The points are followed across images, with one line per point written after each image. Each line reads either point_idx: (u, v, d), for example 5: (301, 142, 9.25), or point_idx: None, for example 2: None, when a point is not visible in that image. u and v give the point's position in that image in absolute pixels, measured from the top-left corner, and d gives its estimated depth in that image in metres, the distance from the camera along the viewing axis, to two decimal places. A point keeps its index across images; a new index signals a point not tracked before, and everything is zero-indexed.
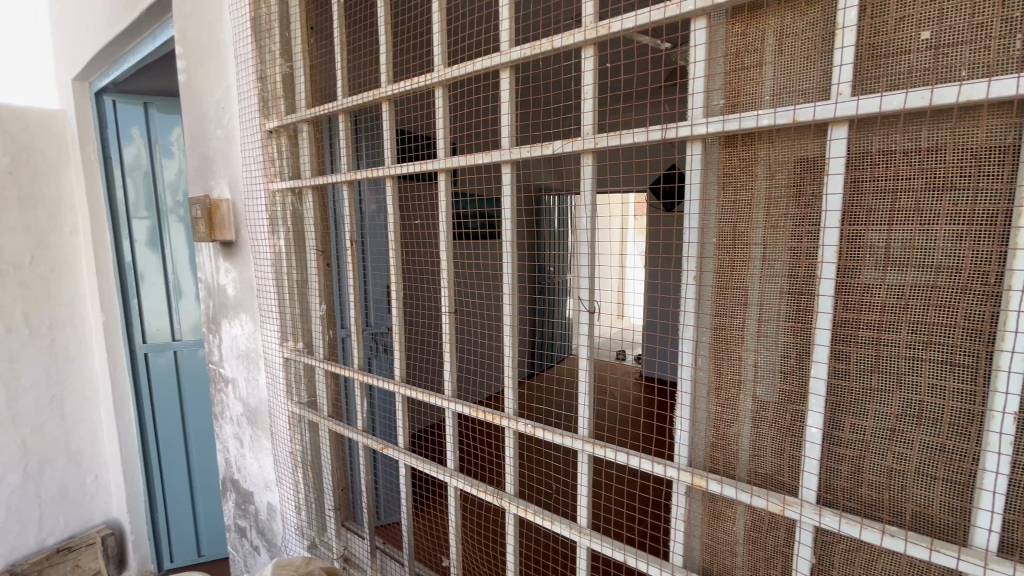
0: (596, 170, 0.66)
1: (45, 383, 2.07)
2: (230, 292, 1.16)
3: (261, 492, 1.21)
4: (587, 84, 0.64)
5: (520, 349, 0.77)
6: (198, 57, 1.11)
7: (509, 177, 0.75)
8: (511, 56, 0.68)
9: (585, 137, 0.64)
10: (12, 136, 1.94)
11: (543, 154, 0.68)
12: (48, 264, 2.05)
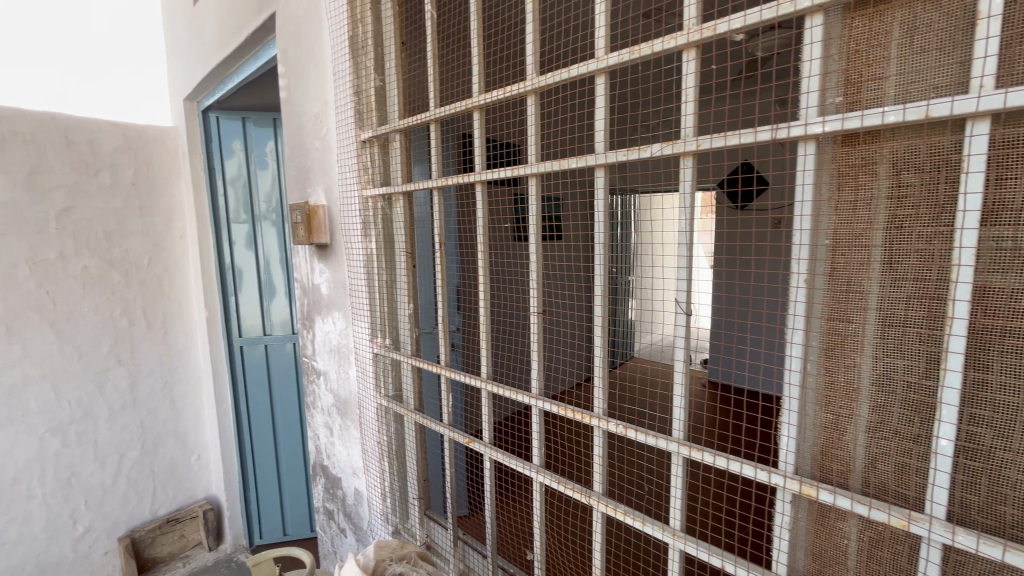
0: (696, 171, 0.65)
1: (160, 371, 2.33)
2: (324, 291, 1.25)
3: (348, 478, 1.30)
4: (689, 86, 0.63)
5: (609, 349, 0.77)
6: (299, 74, 1.21)
7: (603, 180, 0.77)
8: (608, 62, 0.70)
9: (686, 140, 0.63)
10: (136, 151, 2.20)
11: (640, 157, 0.68)
12: (163, 264, 2.30)
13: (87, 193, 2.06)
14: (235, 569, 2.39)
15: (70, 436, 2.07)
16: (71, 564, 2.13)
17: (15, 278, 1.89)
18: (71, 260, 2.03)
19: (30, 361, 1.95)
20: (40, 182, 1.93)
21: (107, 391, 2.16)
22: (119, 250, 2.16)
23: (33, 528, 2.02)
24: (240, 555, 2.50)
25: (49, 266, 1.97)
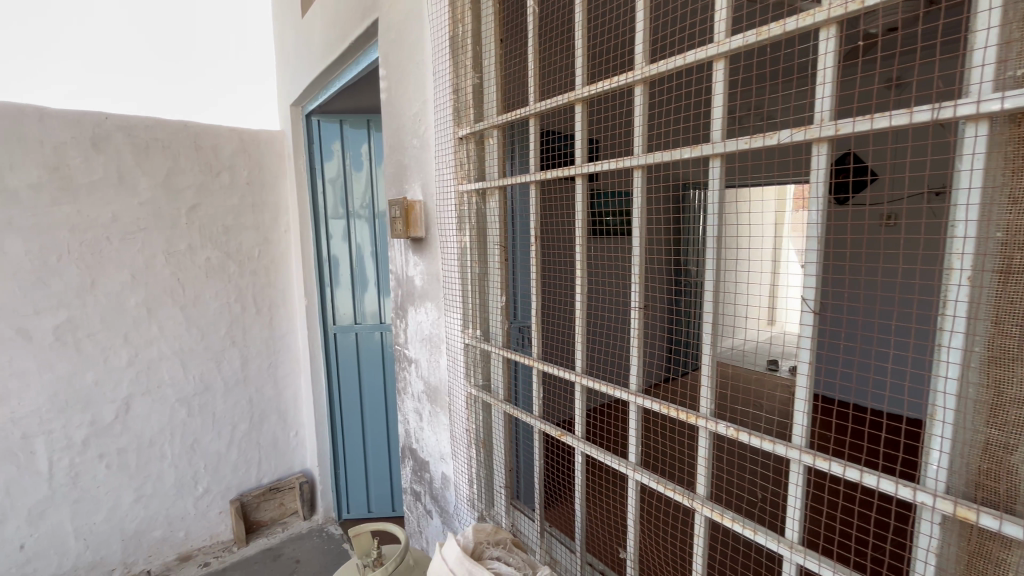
0: (831, 158, 0.60)
1: (266, 353, 2.57)
2: (417, 283, 1.31)
3: (436, 462, 1.35)
4: (827, 66, 0.58)
5: (720, 348, 0.74)
6: (399, 76, 1.27)
7: (718, 171, 0.71)
8: (730, 45, 0.66)
9: (821, 125, 0.58)
10: (251, 153, 2.42)
11: (766, 145, 0.64)
12: (270, 256, 2.52)
13: (210, 192, 2.31)
14: (325, 540, 2.58)
15: (194, 406, 2.36)
16: (193, 518, 2.42)
17: (154, 267, 2.19)
18: (198, 252, 2.30)
19: (164, 339, 2.25)
20: (173, 183, 2.21)
21: (223, 368, 2.43)
22: (235, 243, 2.41)
23: (164, 484, 2.32)
24: (330, 527, 2.69)
25: (179, 257, 2.25)
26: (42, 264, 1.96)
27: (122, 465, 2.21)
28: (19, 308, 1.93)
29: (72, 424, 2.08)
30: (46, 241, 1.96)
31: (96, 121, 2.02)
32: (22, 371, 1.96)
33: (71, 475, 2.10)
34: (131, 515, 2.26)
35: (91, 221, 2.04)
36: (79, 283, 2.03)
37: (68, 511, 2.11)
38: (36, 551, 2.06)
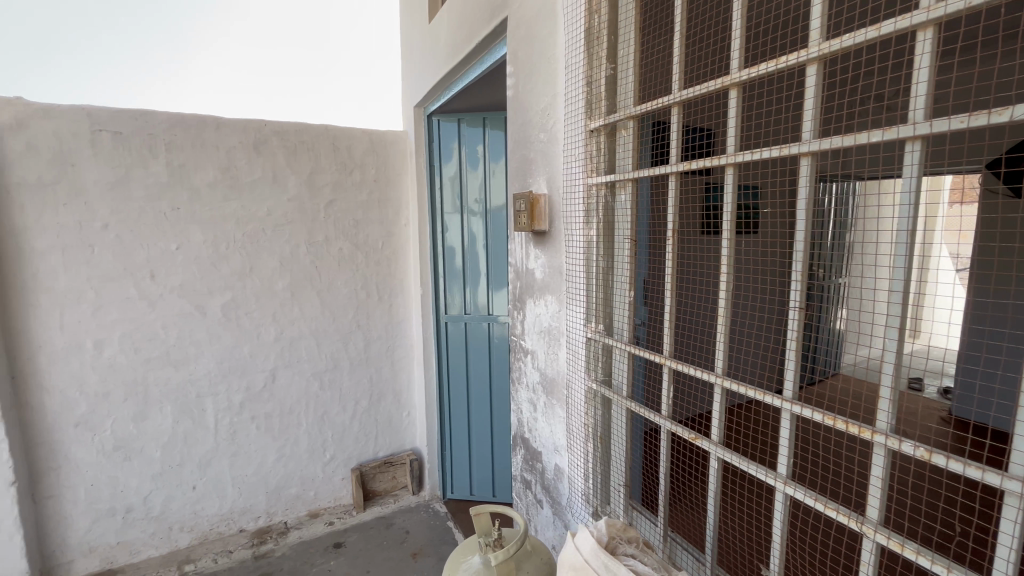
0: None
1: (385, 337, 2.78)
2: (539, 276, 1.33)
3: (550, 453, 1.37)
4: None
5: (909, 356, 0.65)
6: (527, 72, 1.29)
7: (917, 156, 0.62)
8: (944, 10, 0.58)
9: None
10: (379, 152, 2.63)
11: (990, 122, 0.55)
12: (392, 248, 2.72)
13: (345, 189, 2.55)
14: (432, 516, 2.74)
15: (325, 381, 2.64)
16: (321, 481, 2.71)
17: (298, 255, 2.48)
18: (332, 242, 2.56)
19: (303, 319, 2.54)
20: (315, 181, 2.48)
21: (350, 349, 2.68)
22: (363, 235, 2.64)
23: (299, 448, 2.63)
24: (435, 504, 2.86)
25: (318, 247, 2.52)
26: (214, 251, 2.31)
27: (268, 427, 2.54)
28: (197, 287, 2.30)
29: (232, 388, 2.43)
30: (217, 231, 2.30)
31: (257, 128, 2.33)
32: (198, 340, 2.33)
33: (230, 432, 2.46)
34: (273, 471, 2.59)
35: (251, 214, 2.36)
36: (241, 268, 2.37)
37: (228, 462, 2.48)
38: (204, 493, 2.45)
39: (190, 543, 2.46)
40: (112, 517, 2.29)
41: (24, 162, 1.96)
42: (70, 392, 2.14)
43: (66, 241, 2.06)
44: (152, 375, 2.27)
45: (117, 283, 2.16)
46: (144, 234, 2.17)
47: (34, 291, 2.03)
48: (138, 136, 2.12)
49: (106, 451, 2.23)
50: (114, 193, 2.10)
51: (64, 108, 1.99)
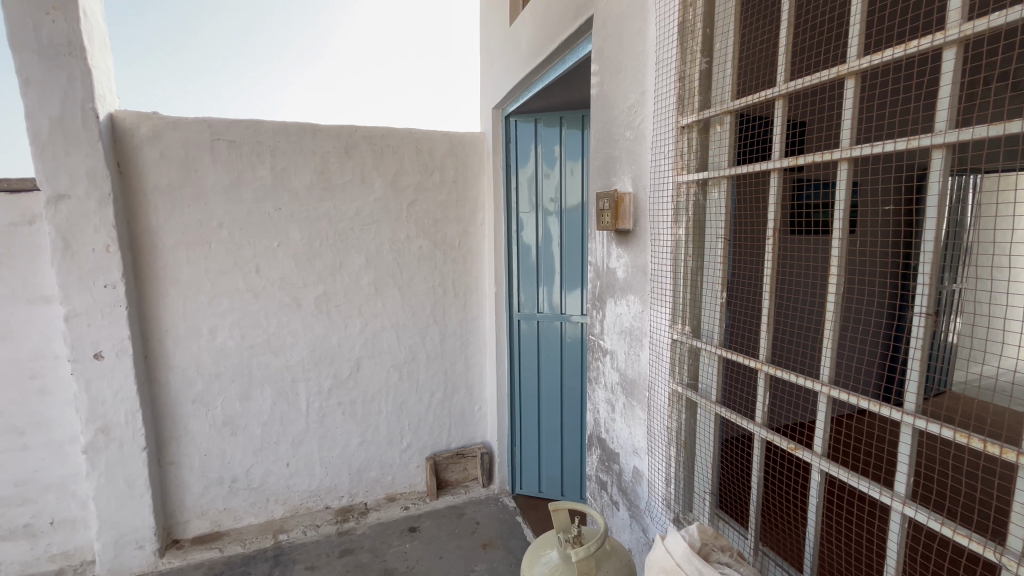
0: None
1: (460, 333, 2.87)
2: (620, 275, 1.32)
3: (628, 455, 1.35)
4: None
5: None
6: (614, 70, 1.28)
7: None
8: None
9: None
10: (458, 153, 2.71)
11: None
12: (468, 246, 2.80)
13: (425, 189, 2.67)
14: (501, 509, 2.80)
15: (404, 372, 2.78)
16: (398, 466, 2.86)
17: (382, 252, 2.63)
18: (413, 241, 2.68)
19: (386, 313, 2.69)
20: (399, 182, 2.61)
21: (427, 342, 2.80)
22: (441, 233, 2.74)
23: (379, 434, 2.79)
24: (505, 498, 2.91)
25: (400, 244, 2.66)
26: (310, 247, 2.51)
27: (352, 413, 2.72)
28: (295, 281, 2.51)
29: (322, 375, 2.63)
30: (312, 230, 2.50)
31: (349, 133, 2.49)
32: (294, 329, 2.54)
33: (320, 415, 2.66)
34: (356, 454, 2.77)
35: (342, 214, 2.53)
36: (332, 264, 2.55)
37: (317, 443, 2.68)
38: (296, 469, 2.67)
39: (283, 515, 2.69)
40: (220, 485, 2.56)
41: (158, 169, 2.24)
42: (190, 371, 2.42)
43: (189, 238, 2.33)
44: (255, 360, 2.51)
45: (229, 276, 2.41)
46: (251, 232, 2.41)
47: (164, 281, 2.32)
48: (248, 143, 2.35)
49: (216, 426, 2.50)
50: (228, 195, 2.35)
51: (190, 120, 2.26)
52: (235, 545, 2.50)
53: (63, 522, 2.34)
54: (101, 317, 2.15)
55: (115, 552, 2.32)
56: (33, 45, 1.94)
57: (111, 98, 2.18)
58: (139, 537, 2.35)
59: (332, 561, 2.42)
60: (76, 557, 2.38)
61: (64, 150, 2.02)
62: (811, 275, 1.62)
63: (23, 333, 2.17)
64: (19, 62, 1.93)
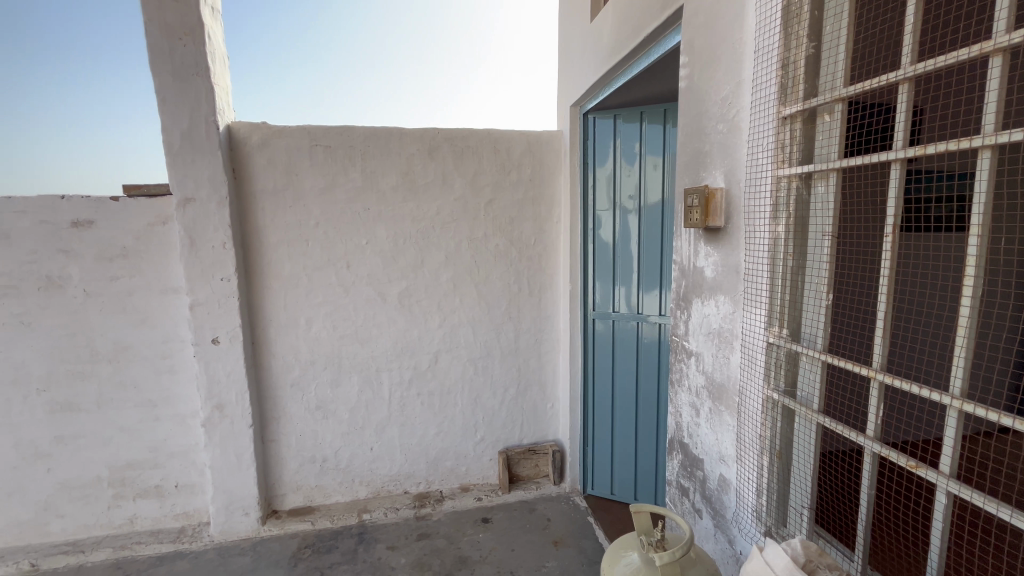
0: None
1: (534, 330, 2.90)
2: (709, 275, 1.27)
3: (714, 462, 1.30)
4: None
5: None
6: (705, 61, 1.23)
7: None
8: None
9: None
10: (535, 152, 2.73)
11: None
12: (543, 245, 2.82)
13: (503, 188, 2.72)
14: (573, 508, 2.79)
15: (479, 367, 2.86)
16: (472, 458, 2.95)
17: (460, 250, 2.72)
18: (490, 239, 2.75)
19: (463, 308, 2.78)
20: (478, 182, 2.68)
21: (502, 338, 2.86)
22: (517, 232, 2.78)
23: (455, 426, 2.89)
24: (576, 497, 2.90)
25: (477, 242, 2.73)
26: (395, 245, 2.65)
27: (430, 404, 2.84)
28: (381, 277, 2.66)
29: (403, 366, 2.77)
30: (397, 229, 2.64)
31: (432, 135, 2.60)
32: (379, 322, 2.71)
33: (401, 404, 2.80)
34: (433, 443, 2.89)
35: (424, 214, 2.65)
36: (414, 261, 2.68)
37: (398, 430, 2.83)
38: (378, 454, 2.83)
39: (366, 496, 2.87)
40: (313, 463, 2.78)
41: (265, 173, 2.48)
42: (289, 358, 2.65)
43: (290, 236, 2.55)
44: (344, 350, 2.70)
45: (323, 271, 2.61)
46: (343, 231, 2.59)
47: (269, 276, 2.56)
48: (341, 148, 2.52)
49: (310, 409, 2.72)
50: (324, 197, 2.54)
51: (293, 129, 2.47)
52: (325, 520, 2.71)
53: (185, 485, 2.66)
54: (219, 306, 2.42)
55: (225, 516, 2.60)
56: (169, 66, 2.22)
57: (228, 111, 2.44)
58: (245, 505, 2.61)
59: (411, 543, 2.54)
60: (194, 518, 2.70)
61: (192, 158, 2.29)
62: (937, 279, 1.45)
63: (157, 319, 2.49)
64: (158, 82, 2.22)
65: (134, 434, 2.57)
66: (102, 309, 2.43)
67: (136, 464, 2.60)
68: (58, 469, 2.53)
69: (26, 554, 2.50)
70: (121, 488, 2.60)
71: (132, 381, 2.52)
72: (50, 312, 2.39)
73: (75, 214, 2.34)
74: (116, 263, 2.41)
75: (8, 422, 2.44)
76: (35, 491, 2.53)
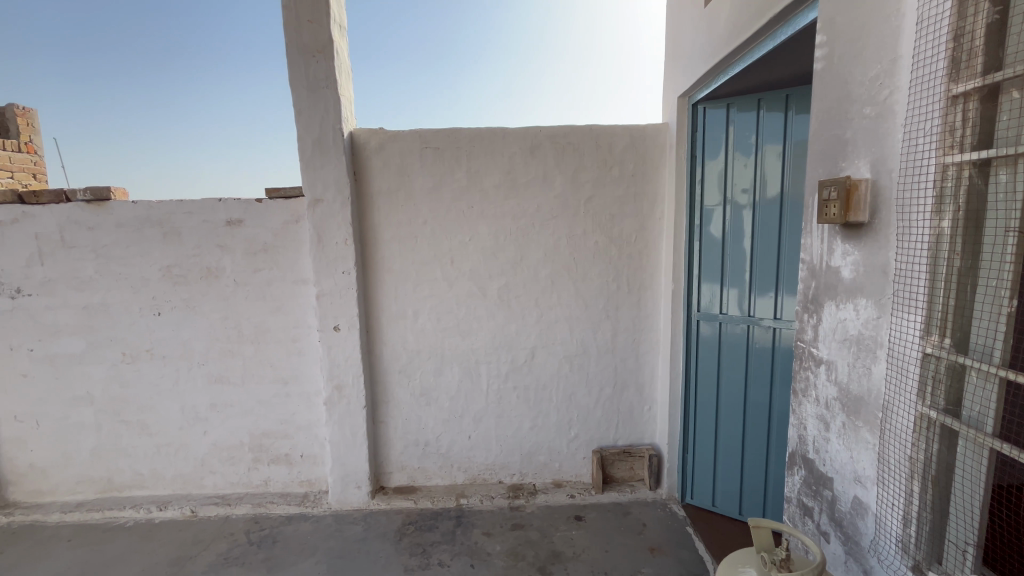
0: None
1: (632, 330, 2.83)
2: (846, 276, 1.15)
3: (847, 483, 1.18)
4: None
5: None
6: (849, 40, 1.11)
7: None
8: None
9: None
10: (639, 147, 2.65)
11: None
12: (644, 242, 2.73)
13: (604, 184, 2.68)
14: (670, 516, 2.69)
15: (575, 364, 2.85)
16: (566, 455, 2.96)
17: (559, 247, 2.73)
18: (589, 236, 2.73)
19: (561, 305, 2.79)
20: (578, 178, 2.67)
21: (599, 337, 2.83)
22: (617, 229, 2.72)
23: (550, 421, 2.92)
24: (673, 505, 2.79)
25: (576, 240, 2.73)
26: (496, 242, 2.73)
27: (526, 398, 2.89)
28: (482, 272, 2.76)
29: (501, 360, 2.85)
30: (498, 226, 2.71)
31: (534, 134, 2.64)
32: (479, 316, 2.81)
33: (498, 396, 2.89)
34: (528, 437, 2.94)
35: (524, 211, 2.70)
36: (514, 257, 2.74)
37: (495, 422, 2.93)
38: (476, 442, 2.95)
39: (463, 482, 3.00)
40: (416, 446, 2.97)
41: (382, 175, 2.68)
42: (397, 346, 2.85)
43: (401, 233, 2.74)
44: (447, 341, 2.84)
45: (430, 267, 2.76)
46: (448, 228, 2.72)
47: (382, 270, 2.78)
48: (449, 149, 2.65)
49: (415, 395, 2.91)
50: (432, 196, 2.69)
51: (406, 133, 2.64)
52: (426, 500, 2.88)
53: (308, 456, 2.98)
54: (340, 297, 2.67)
55: (341, 487, 2.87)
56: (304, 82, 2.49)
57: (351, 119, 2.67)
58: (358, 479, 2.86)
59: (505, 532, 2.61)
60: (315, 486, 3.02)
61: (321, 163, 2.55)
62: None
63: (289, 306, 2.81)
64: (296, 96, 2.50)
65: (269, 407, 2.93)
66: (247, 296, 2.80)
67: (270, 433, 2.96)
68: (211, 432, 2.96)
69: (187, 501, 2.96)
70: (259, 454, 2.98)
71: (269, 360, 2.87)
72: (209, 298, 2.81)
73: (229, 214, 2.71)
74: (259, 256, 2.76)
75: (177, 389, 2.91)
76: (194, 449, 2.98)
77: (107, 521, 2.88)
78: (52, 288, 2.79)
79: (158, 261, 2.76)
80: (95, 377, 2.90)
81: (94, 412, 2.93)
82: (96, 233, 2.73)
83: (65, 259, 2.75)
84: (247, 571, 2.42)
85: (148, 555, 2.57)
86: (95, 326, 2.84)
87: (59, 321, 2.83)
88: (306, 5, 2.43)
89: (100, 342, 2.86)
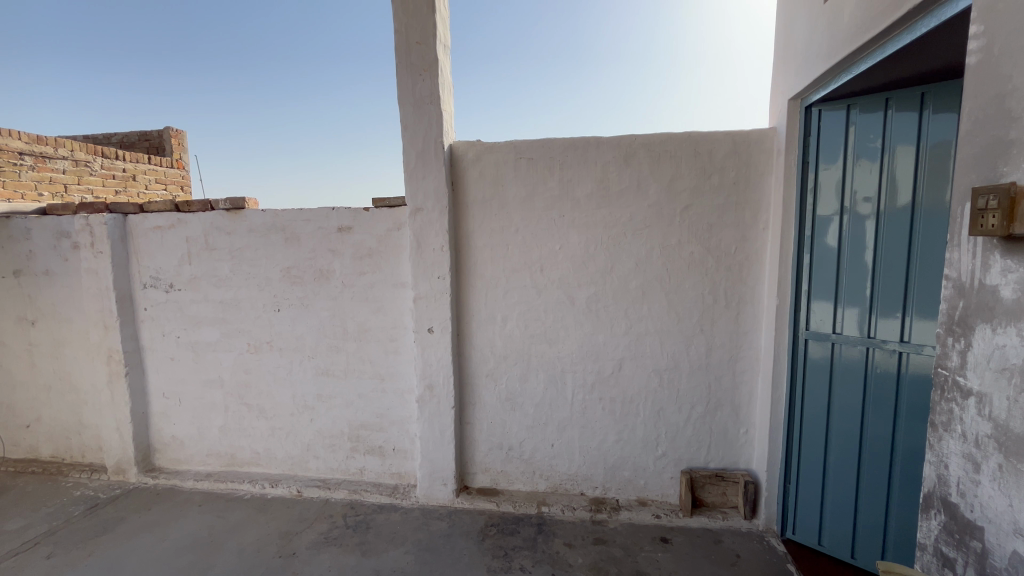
0: None
1: (729, 347, 2.67)
2: (1006, 296, 1.01)
3: (1005, 536, 1.02)
4: None
5: None
6: (1014, 29, 0.98)
7: None
8: None
9: None
10: (743, 153, 2.52)
11: None
12: (746, 254, 2.58)
13: (702, 193, 2.57)
14: (767, 550, 2.49)
15: (664, 379, 2.75)
16: (652, 472, 2.85)
17: (651, 257, 2.66)
18: (685, 246, 2.63)
19: (651, 318, 2.71)
20: (675, 187, 2.59)
21: (691, 351, 2.71)
22: (716, 239, 2.60)
23: (636, 436, 2.83)
24: (771, 538, 2.58)
25: (671, 250, 2.64)
26: (586, 250, 2.72)
27: (612, 409, 2.84)
28: (571, 281, 2.77)
29: (587, 370, 2.83)
30: (589, 235, 2.70)
31: (628, 142, 2.61)
32: (567, 325, 2.81)
33: (582, 407, 2.87)
34: (612, 450, 2.88)
35: (616, 220, 2.67)
36: (603, 267, 2.72)
37: (578, 432, 2.90)
38: (559, 451, 2.94)
39: (545, 490, 2.99)
40: (499, 450, 3.02)
41: (477, 185, 2.79)
42: (486, 350, 2.94)
43: (493, 241, 2.82)
44: (534, 349, 2.87)
45: (520, 274, 2.82)
46: (540, 237, 2.76)
47: (474, 276, 2.88)
48: (542, 159, 2.70)
49: (501, 400, 2.97)
50: (524, 205, 2.75)
51: (502, 145, 2.73)
52: (508, 504, 2.92)
53: (400, 450, 3.16)
54: (435, 300, 2.81)
55: (428, 483, 3.00)
56: (410, 99, 2.67)
57: (450, 132, 2.82)
58: (444, 476, 2.97)
59: (587, 545, 2.57)
60: (405, 479, 3.18)
61: (422, 174, 2.71)
62: None
63: (389, 308, 3.01)
64: (403, 113, 2.69)
65: (367, 401, 3.14)
66: (352, 297, 3.04)
67: (367, 426, 3.17)
68: (317, 420, 3.24)
69: (294, 481, 3.25)
70: (356, 444, 3.20)
71: (369, 357, 3.09)
72: (320, 297, 3.08)
73: (340, 221, 2.97)
74: (365, 261, 2.98)
75: (290, 378, 3.22)
76: (302, 435, 3.28)
77: (230, 492, 3.25)
78: (196, 284, 3.23)
79: (280, 262, 3.09)
80: (225, 364, 3.30)
81: (223, 394, 3.34)
82: (232, 237, 3.12)
83: (207, 259, 3.18)
84: (344, 551, 2.60)
85: (262, 526, 2.86)
86: (228, 318, 3.23)
87: (201, 313, 3.26)
88: (415, 28, 2.62)
89: (231, 333, 3.25)
